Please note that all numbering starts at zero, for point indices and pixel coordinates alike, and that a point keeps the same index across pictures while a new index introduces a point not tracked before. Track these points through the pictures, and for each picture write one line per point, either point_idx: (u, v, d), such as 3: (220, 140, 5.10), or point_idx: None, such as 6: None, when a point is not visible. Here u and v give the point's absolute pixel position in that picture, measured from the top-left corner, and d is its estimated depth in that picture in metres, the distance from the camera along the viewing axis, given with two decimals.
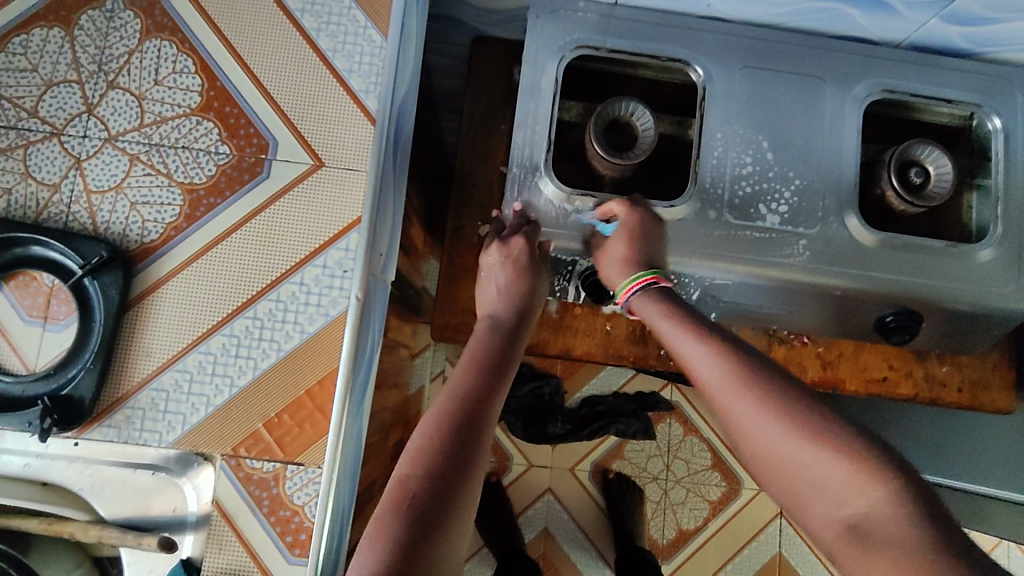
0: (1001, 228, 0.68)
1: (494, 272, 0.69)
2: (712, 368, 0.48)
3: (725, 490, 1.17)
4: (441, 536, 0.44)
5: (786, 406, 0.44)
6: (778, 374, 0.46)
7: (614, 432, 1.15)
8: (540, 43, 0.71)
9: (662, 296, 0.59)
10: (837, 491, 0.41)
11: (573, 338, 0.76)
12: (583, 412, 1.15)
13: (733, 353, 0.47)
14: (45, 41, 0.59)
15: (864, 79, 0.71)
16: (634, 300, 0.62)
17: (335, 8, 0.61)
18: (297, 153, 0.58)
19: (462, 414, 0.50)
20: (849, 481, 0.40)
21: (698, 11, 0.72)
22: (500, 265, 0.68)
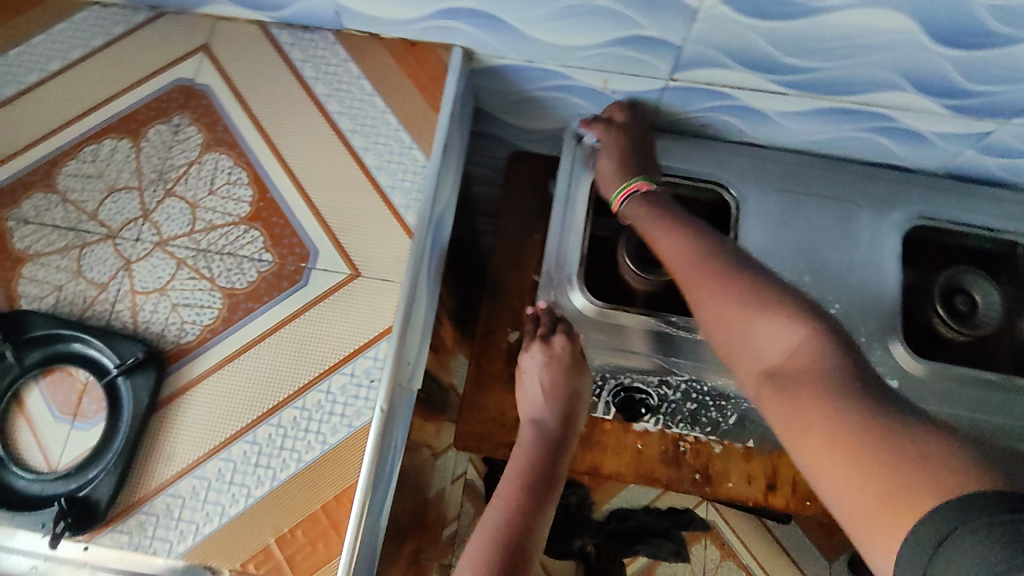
0: None
1: (534, 372, 0.68)
2: (680, 252, 0.60)
3: None
4: None
5: (756, 297, 0.53)
6: (768, 282, 0.54)
7: (644, 552, 1.10)
8: (578, 162, 0.75)
9: (650, 201, 0.66)
10: (778, 347, 0.50)
11: (601, 456, 0.72)
12: (611, 526, 1.10)
13: (700, 241, 0.59)
14: (113, 150, 0.64)
15: (901, 205, 0.71)
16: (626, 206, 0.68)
17: (383, 130, 0.65)
18: (336, 262, 0.60)
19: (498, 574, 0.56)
20: (802, 346, 0.49)
21: (731, 137, 0.75)
22: (544, 362, 0.67)
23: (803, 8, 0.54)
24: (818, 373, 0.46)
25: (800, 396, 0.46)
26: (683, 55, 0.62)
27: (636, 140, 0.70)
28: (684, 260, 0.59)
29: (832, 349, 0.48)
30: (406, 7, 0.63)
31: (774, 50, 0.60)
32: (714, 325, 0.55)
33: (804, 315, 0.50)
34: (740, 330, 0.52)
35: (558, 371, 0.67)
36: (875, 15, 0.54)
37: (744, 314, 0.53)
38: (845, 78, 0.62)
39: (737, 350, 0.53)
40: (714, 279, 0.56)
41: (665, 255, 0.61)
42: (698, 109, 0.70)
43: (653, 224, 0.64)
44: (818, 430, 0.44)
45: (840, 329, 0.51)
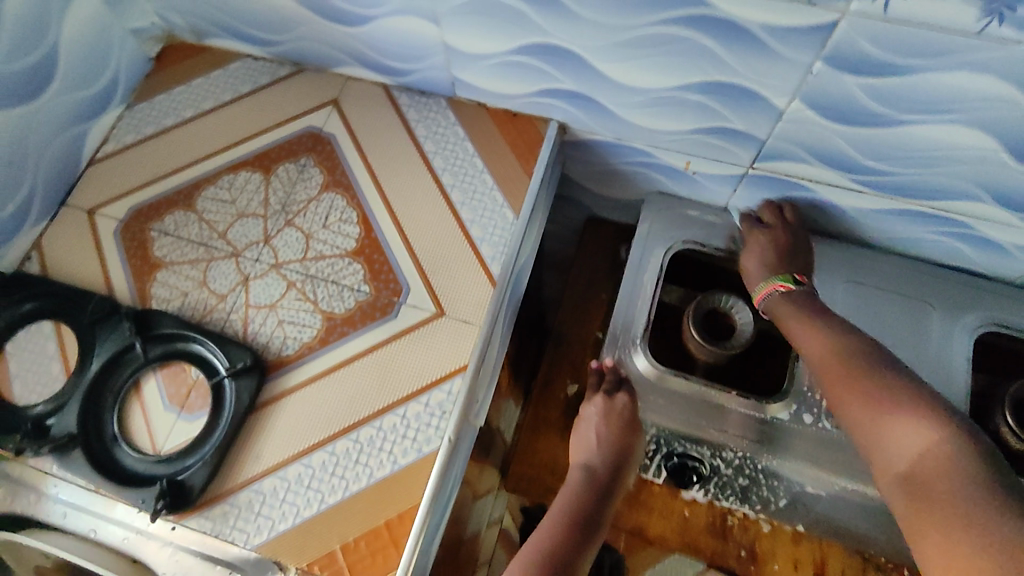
0: None
1: (592, 423, 0.70)
2: (817, 350, 0.63)
3: None
4: None
5: (886, 399, 0.56)
6: (900, 383, 0.56)
7: None
8: (651, 231, 0.80)
9: (799, 300, 0.68)
10: (906, 450, 0.52)
11: (647, 517, 0.74)
12: None
13: (836, 340, 0.62)
14: (247, 181, 0.74)
15: (975, 310, 0.72)
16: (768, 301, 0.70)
17: (479, 188, 0.72)
18: (424, 300, 0.66)
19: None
20: (926, 452, 0.51)
21: (804, 226, 0.79)
22: (602, 418, 0.69)
23: (885, 120, 0.59)
24: (942, 472, 0.49)
25: (928, 500, 0.48)
26: (764, 147, 0.68)
27: (788, 236, 0.73)
28: (823, 360, 0.62)
29: (959, 450, 0.50)
30: (517, 83, 0.71)
31: (853, 152, 0.64)
32: (854, 420, 0.58)
33: (939, 417, 0.52)
34: (877, 430, 0.55)
35: (618, 425, 0.69)
36: (956, 133, 0.57)
37: (882, 421, 0.55)
38: (922, 185, 0.65)
39: (875, 450, 0.55)
40: (863, 381, 0.58)
41: (805, 350, 0.64)
42: (774, 196, 0.75)
43: (805, 316, 0.66)
44: (943, 537, 0.46)
45: (970, 426, 0.52)
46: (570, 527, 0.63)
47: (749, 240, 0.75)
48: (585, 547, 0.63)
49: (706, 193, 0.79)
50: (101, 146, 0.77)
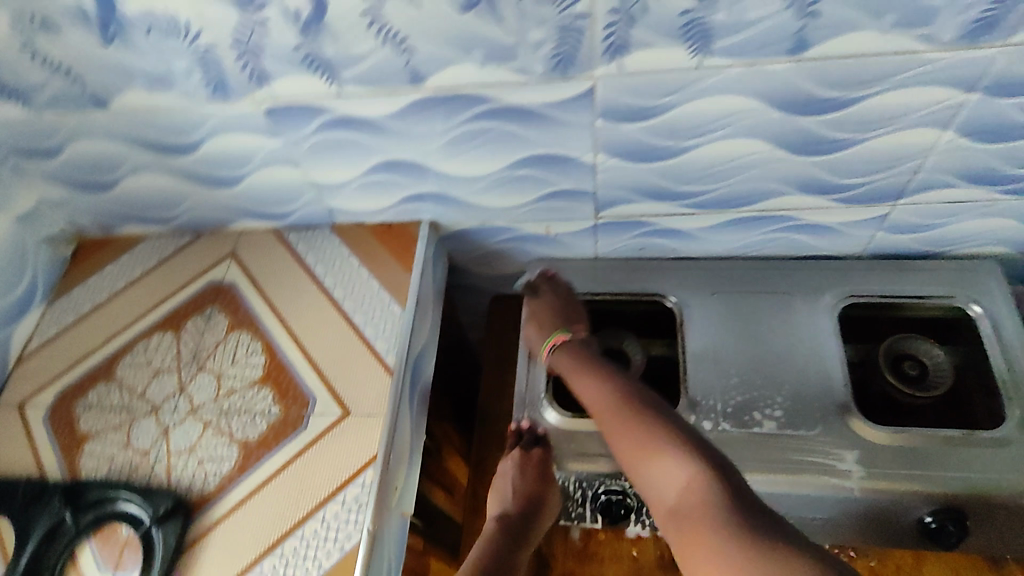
0: (1018, 411, 0.71)
1: (508, 475, 0.78)
2: (601, 402, 0.70)
3: None
4: None
5: (653, 433, 0.62)
6: (653, 415, 0.64)
7: None
8: (537, 291, 0.88)
9: (568, 351, 0.78)
10: (668, 483, 0.58)
11: (599, 568, 0.78)
12: None
13: (621, 388, 0.70)
14: (160, 343, 0.81)
15: (831, 289, 0.82)
16: (552, 359, 0.79)
17: (368, 293, 0.80)
18: (331, 406, 0.71)
19: None
20: (681, 482, 0.57)
21: (668, 255, 0.89)
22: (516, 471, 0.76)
23: (676, 150, 0.70)
24: (697, 501, 0.54)
25: (693, 532, 0.53)
26: (600, 197, 0.79)
27: (558, 302, 0.84)
28: (605, 407, 0.69)
29: (700, 476, 0.56)
30: (381, 198, 0.81)
31: (668, 183, 0.75)
32: (628, 459, 0.63)
33: (684, 446, 0.59)
34: (646, 466, 0.61)
35: (529, 476, 0.76)
36: (734, 144, 0.69)
37: (645, 454, 0.61)
38: (735, 193, 0.76)
39: (647, 487, 0.60)
40: (622, 427, 0.65)
41: (588, 400, 0.72)
42: (632, 236, 0.86)
43: (572, 369, 0.75)
44: (713, 569, 0.50)
45: (713, 450, 0.59)
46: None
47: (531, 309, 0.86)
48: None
49: (576, 250, 0.89)
50: (27, 343, 0.84)
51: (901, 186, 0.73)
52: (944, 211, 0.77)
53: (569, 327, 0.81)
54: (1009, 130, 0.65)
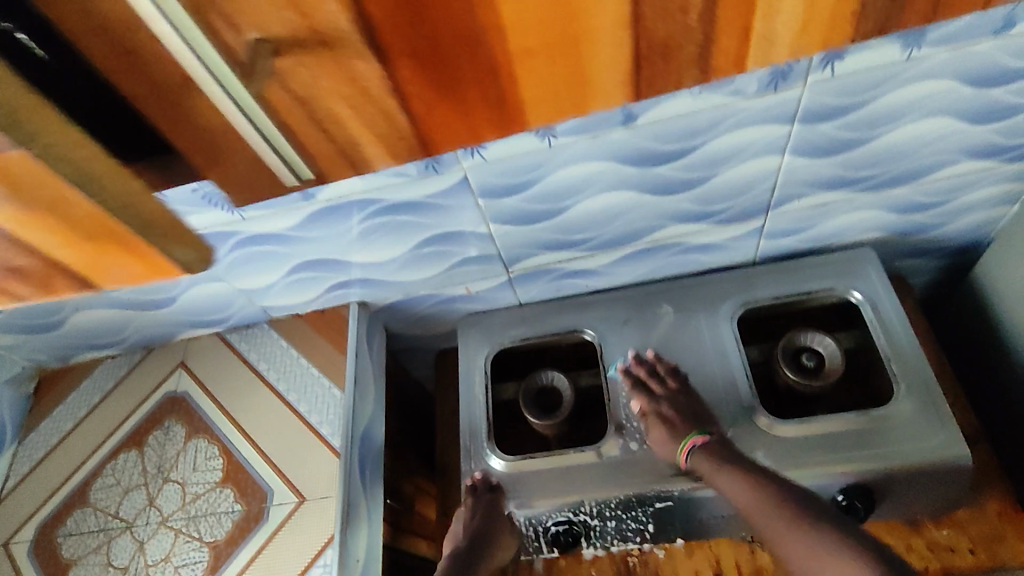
0: (903, 385, 0.79)
1: (457, 523, 0.82)
2: (745, 498, 0.71)
3: None
4: None
5: (804, 523, 0.67)
6: (800, 501, 0.69)
7: None
8: (467, 343, 0.95)
9: (722, 458, 0.75)
10: (829, 567, 0.64)
11: None
12: None
13: (754, 475, 0.72)
14: (125, 461, 0.87)
15: (728, 299, 0.90)
16: (690, 459, 0.77)
17: (309, 380, 0.86)
18: (287, 494, 0.78)
19: None
20: (836, 565, 0.63)
21: (584, 291, 0.96)
22: (469, 514, 0.81)
23: (555, 210, 0.77)
24: None
25: None
26: (504, 256, 0.86)
27: (689, 411, 0.81)
28: (749, 501, 0.71)
29: (879, 572, 0.61)
30: (306, 292, 0.87)
31: (560, 236, 0.82)
32: (785, 549, 0.68)
33: (845, 537, 0.65)
34: (807, 555, 0.66)
35: (479, 519, 0.80)
36: (605, 197, 0.76)
37: (806, 548, 0.66)
38: (622, 232, 0.83)
39: (808, 574, 0.65)
40: (784, 535, 0.68)
41: (730, 495, 0.72)
42: (545, 284, 0.93)
43: (718, 467, 0.74)
44: None
45: (884, 550, 0.64)
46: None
47: (651, 411, 0.82)
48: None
49: (499, 302, 0.96)
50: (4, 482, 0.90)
51: (765, 201, 0.81)
52: (812, 215, 0.85)
53: (703, 427, 0.79)
54: (837, 146, 0.72)
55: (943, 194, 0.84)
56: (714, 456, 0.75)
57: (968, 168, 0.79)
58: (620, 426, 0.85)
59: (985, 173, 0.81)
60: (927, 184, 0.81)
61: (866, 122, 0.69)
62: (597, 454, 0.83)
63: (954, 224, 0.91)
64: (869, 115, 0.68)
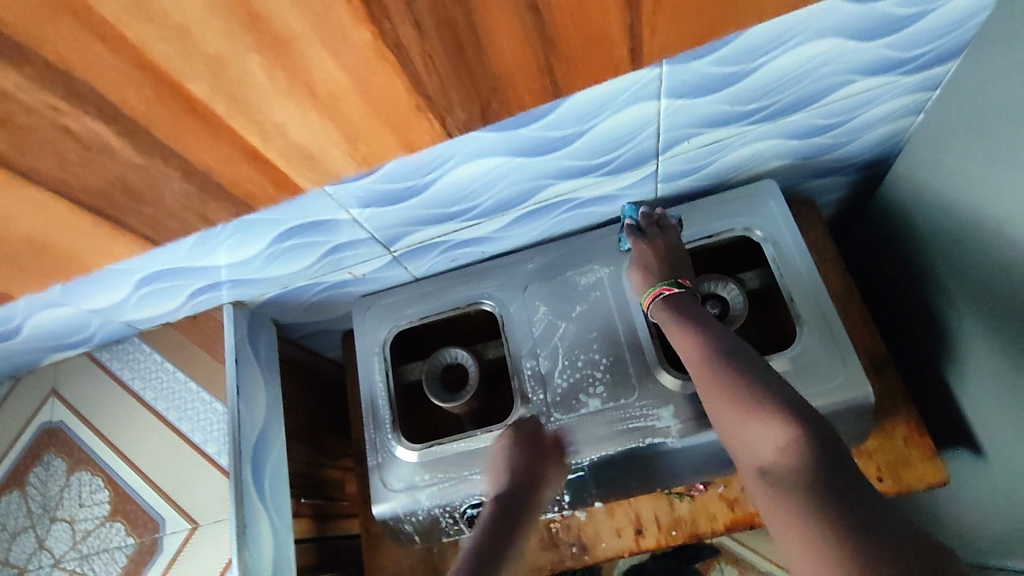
0: (805, 325, 0.75)
1: (500, 453, 0.75)
2: (694, 356, 0.63)
3: None
4: None
5: (747, 384, 0.57)
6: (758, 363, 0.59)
7: None
8: (363, 329, 0.89)
9: (673, 304, 0.70)
10: (761, 441, 0.53)
11: None
12: None
13: (710, 339, 0.63)
14: (7, 503, 0.81)
15: (629, 251, 0.84)
16: (653, 305, 0.73)
17: (189, 397, 0.80)
18: (179, 521, 0.75)
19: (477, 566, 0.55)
20: (771, 432, 0.53)
21: (482, 256, 0.89)
22: (507, 447, 0.74)
23: (420, 185, 0.68)
24: (794, 472, 0.50)
25: (782, 499, 0.49)
26: (381, 237, 0.77)
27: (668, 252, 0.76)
28: (697, 362, 0.62)
29: (809, 444, 0.50)
30: (169, 300, 0.79)
31: (435, 210, 0.74)
32: (720, 413, 0.58)
33: (790, 410, 0.53)
34: (739, 428, 0.56)
35: (520, 455, 0.72)
36: (473, 165, 0.68)
37: (740, 415, 0.56)
38: (504, 196, 0.75)
39: (739, 448, 0.56)
40: (726, 394, 0.58)
41: (681, 352, 0.65)
42: (436, 255, 0.85)
43: (679, 317, 0.67)
44: (792, 528, 0.47)
45: (814, 411, 0.54)
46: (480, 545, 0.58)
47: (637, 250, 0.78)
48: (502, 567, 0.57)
49: (393, 279, 0.89)
50: None
51: (654, 146, 0.73)
52: (707, 151, 0.77)
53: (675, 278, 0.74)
54: (718, 81, 0.64)
55: (846, 114, 0.76)
56: (672, 305, 0.70)
57: (867, 85, 0.71)
58: (527, 397, 0.81)
59: (885, 87, 0.72)
60: (823, 106, 0.73)
61: (743, 54, 0.61)
62: (503, 433, 0.79)
63: (863, 141, 0.82)
64: (744, 45, 0.60)
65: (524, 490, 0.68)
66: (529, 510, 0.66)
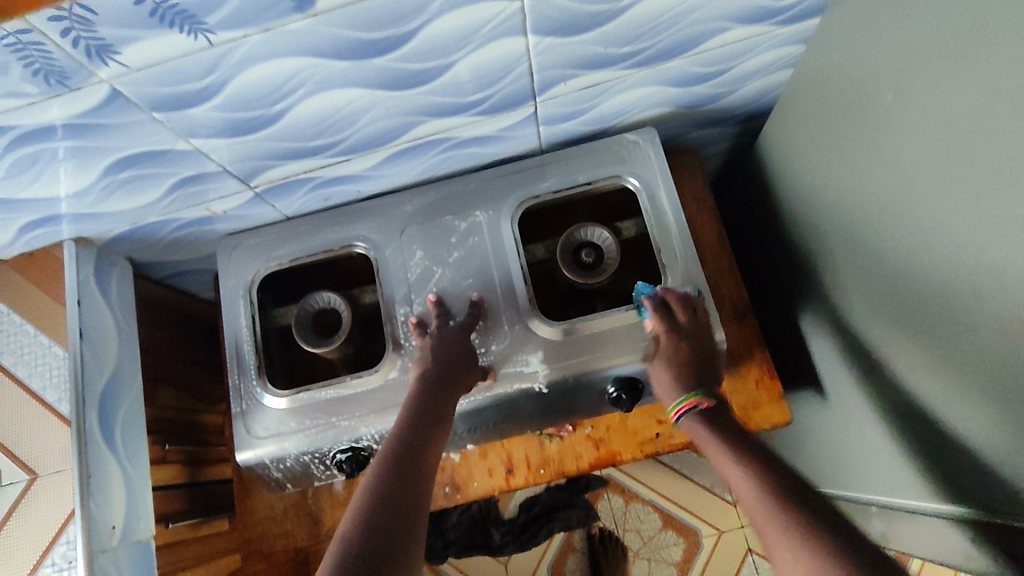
0: (671, 275, 0.76)
1: (423, 346, 0.75)
2: (690, 420, 0.67)
3: (685, 546, 1.38)
4: (416, 527, 0.55)
5: (727, 438, 0.61)
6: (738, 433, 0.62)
7: (559, 526, 1.41)
8: (228, 270, 0.83)
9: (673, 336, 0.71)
10: (741, 484, 0.56)
11: None
12: (522, 518, 1.41)
13: (699, 412, 0.66)
14: None
15: (507, 196, 0.82)
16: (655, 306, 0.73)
17: (23, 338, 0.73)
18: (15, 473, 0.69)
19: (392, 494, 0.56)
20: (748, 473, 0.56)
21: (357, 196, 0.85)
22: (436, 340, 0.75)
23: (269, 115, 0.63)
24: (767, 498, 0.52)
25: (766, 523, 0.51)
26: (236, 171, 0.71)
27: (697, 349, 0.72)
28: (700, 435, 0.65)
29: (773, 473, 0.55)
30: None
31: (294, 143, 0.69)
32: (719, 462, 0.61)
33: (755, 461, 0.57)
34: (728, 470, 0.58)
35: (425, 390, 0.70)
36: (328, 95, 0.63)
37: (725, 462, 0.59)
38: (371, 133, 0.71)
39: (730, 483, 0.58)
40: (743, 460, 0.57)
41: (665, 394, 0.72)
42: (305, 193, 0.80)
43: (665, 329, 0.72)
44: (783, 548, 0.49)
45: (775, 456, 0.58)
46: (382, 489, 0.57)
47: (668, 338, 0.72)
48: (405, 507, 0.56)
49: (259, 217, 0.83)
50: None
51: (528, 86, 0.70)
52: (586, 95, 0.75)
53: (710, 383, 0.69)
54: (585, 20, 0.61)
55: (725, 63, 0.75)
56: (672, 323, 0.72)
57: (743, 33, 0.70)
58: (399, 343, 0.79)
59: (760, 37, 0.71)
60: (700, 54, 0.71)
61: None
62: (374, 377, 0.78)
63: (741, 94, 0.82)
64: None
65: (429, 427, 0.66)
66: (432, 444, 0.65)
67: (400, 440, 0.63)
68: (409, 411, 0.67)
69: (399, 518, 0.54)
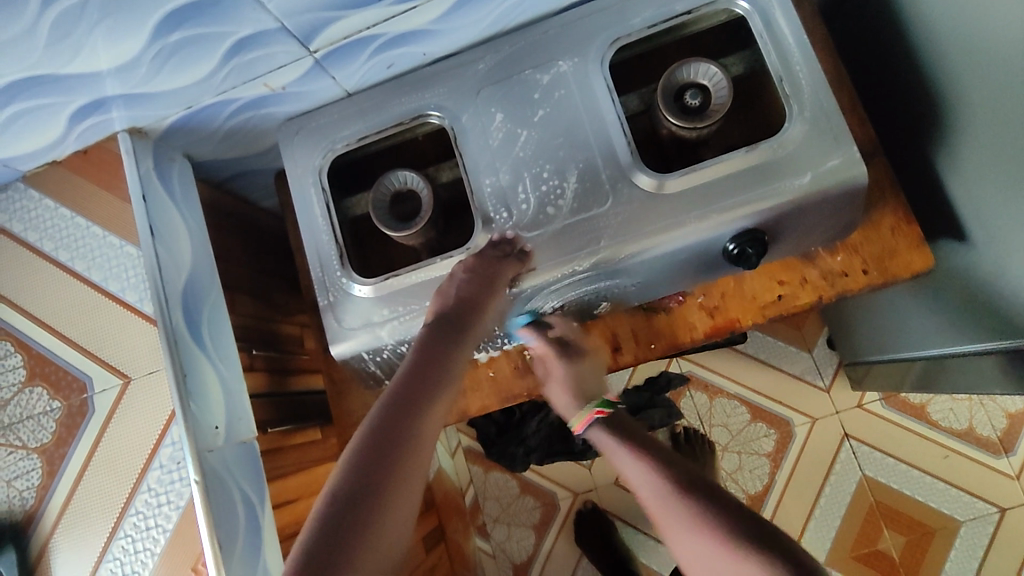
0: (796, 105, 0.66)
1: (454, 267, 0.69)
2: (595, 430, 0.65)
3: (778, 436, 1.33)
4: (404, 481, 0.53)
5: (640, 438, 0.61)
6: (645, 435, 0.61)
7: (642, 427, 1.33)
8: (294, 158, 0.77)
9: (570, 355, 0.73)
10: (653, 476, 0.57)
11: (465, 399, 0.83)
12: None
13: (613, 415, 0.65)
14: None
15: (594, 40, 0.71)
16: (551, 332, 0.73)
17: (94, 243, 0.69)
18: (108, 378, 0.67)
19: (387, 441, 0.54)
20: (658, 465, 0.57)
21: (423, 62, 0.76)
22: (468, 264, 0.68)
23: None
24: (673, 500, 0.53)
25: (670, 519, 0.53)
26: (294, 29, 0.62)
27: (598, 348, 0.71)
28: (603, 439, 0.64)
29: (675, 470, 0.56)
30: (46, 129, 0.65)
31: None
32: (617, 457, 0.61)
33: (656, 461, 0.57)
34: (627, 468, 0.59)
35: (438, 325, 0.65)
36: None
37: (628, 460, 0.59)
38: None
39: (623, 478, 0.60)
40: (639, 458, 0.58)
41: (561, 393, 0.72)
42: (367, 60, 0.72)
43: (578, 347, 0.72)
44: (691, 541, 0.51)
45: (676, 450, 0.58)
46: (372, 441, 0.54)
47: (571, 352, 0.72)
48: (391, 462, 0.53)
49: (319, 95, 0.76)
50: None
51: None
52: None
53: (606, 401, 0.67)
54: None
55: None
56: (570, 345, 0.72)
57: None
58: (488, 217, 0.72)
59: None
60: None
61: None
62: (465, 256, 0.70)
63: None
64: None
65: (435, 368, 0.61)
66: (442, 383, 0.61)
67: (407, 376, 0.60)
68: (421, 345, 0.63)
69: (389, 471, 0.53)
